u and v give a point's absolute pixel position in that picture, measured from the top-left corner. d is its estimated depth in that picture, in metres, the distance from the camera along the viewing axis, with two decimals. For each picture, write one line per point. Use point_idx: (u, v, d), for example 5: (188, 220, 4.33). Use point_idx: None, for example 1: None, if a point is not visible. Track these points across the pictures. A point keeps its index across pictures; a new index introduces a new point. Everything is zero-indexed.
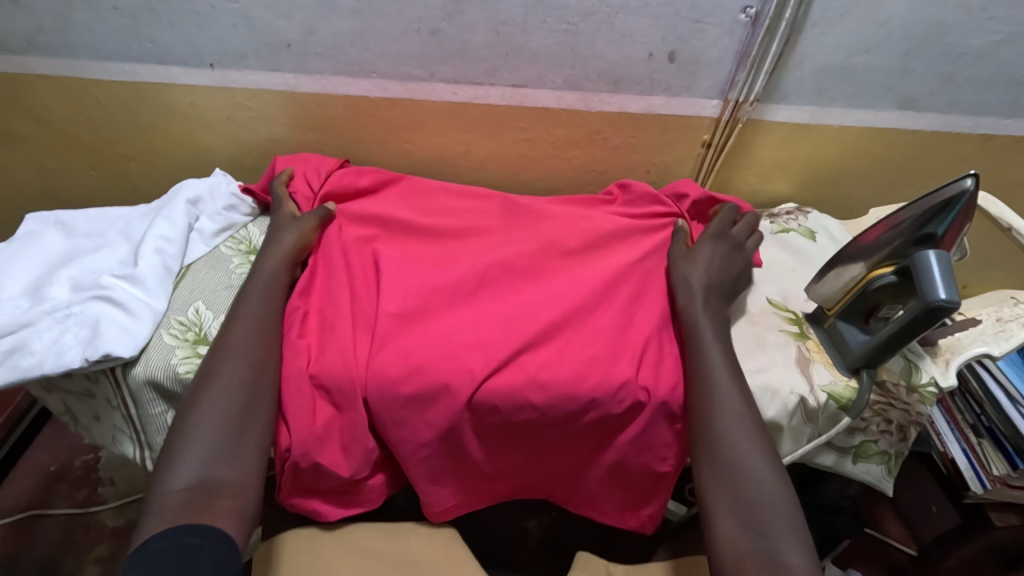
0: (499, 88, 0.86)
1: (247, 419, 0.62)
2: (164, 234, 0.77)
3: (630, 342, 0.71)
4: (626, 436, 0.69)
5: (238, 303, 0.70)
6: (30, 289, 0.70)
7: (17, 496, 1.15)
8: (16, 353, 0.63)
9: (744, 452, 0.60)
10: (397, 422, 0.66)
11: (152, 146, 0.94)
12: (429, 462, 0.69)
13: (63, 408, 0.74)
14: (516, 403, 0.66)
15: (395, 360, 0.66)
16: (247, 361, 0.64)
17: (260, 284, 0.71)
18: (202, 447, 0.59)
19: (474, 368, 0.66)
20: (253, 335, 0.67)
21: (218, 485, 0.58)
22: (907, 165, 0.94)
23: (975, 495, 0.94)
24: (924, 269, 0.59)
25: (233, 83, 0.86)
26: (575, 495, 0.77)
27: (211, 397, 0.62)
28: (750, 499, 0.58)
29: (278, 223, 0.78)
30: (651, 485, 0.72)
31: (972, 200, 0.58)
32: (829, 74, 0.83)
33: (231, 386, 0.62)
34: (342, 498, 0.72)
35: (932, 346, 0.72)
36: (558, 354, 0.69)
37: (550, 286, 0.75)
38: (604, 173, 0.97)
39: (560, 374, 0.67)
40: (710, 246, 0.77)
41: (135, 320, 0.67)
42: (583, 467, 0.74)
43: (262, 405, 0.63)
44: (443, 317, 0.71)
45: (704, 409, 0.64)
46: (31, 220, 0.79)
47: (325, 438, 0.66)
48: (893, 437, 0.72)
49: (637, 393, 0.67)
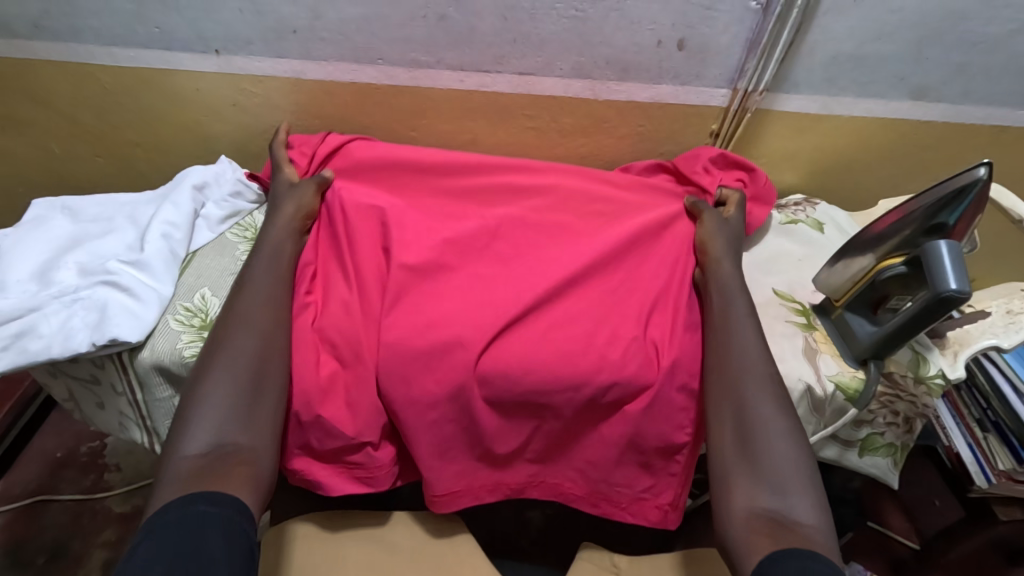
0: (506, 76, 0.85)
1: (260, 389, 0.62)
2: (170, 219, 0.77)
3: (636, 306, 0.72)
4: (633, 407, 0.68)
5: (245, 279, 0.70)
6: (38, 272, 0.70)
7: (24, 481, 1.17)
8: (25, 336, 0.64)
9: (764, 413, 0.62)
10: (404, 378, 0.65)
11: (158, 132, 0.94)
12: (436, 427, 0.67)
13: (68, 394, 0.74)
14: (524, 364, 0.66)
15: (406, 314, 0.67)
16: (260, 333, 0.65)
17: (266, 260, 0.72)
18: (216, 416, 0.60)
19: (483, 325, 0.67)
20: (264, 306, 0.67)
21: (234, 451, 0.58)
22: (918, 156, 0.93)
23: (979, 489, 0.94)
24: (935, 260, 0.58)
25: (239, 69, 0.85)
26: (587, 486, 0.75)
27: (220, 364, 0.63)
28: (762, 463, 0.59)
29: (276, 193, 0.78)
30: (667, 460, 0.71)
31: (984, 191, 0.58)
32: (840, 63, 0.82)
33: (242, 356, 0.63)
34: (347, 471, 0.69)
35: (940, 338, 0.71)
36: (568, 312, 0.71)
37: (564, 246, 0.76)
38: (610, 164, 0.97)
39: (570, 333, 0.69)
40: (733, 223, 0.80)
41: (141, 305, 0.67)
42: (592, 445, 0.72)
43: (271, 374, 0.63)
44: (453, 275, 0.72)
45: (727, 381, 0.65)
46: (38, 204, 0.80)
47: (331, 393, 0.67)
48: (899, 429, 0.72)
49: (646, 348, 0.69)
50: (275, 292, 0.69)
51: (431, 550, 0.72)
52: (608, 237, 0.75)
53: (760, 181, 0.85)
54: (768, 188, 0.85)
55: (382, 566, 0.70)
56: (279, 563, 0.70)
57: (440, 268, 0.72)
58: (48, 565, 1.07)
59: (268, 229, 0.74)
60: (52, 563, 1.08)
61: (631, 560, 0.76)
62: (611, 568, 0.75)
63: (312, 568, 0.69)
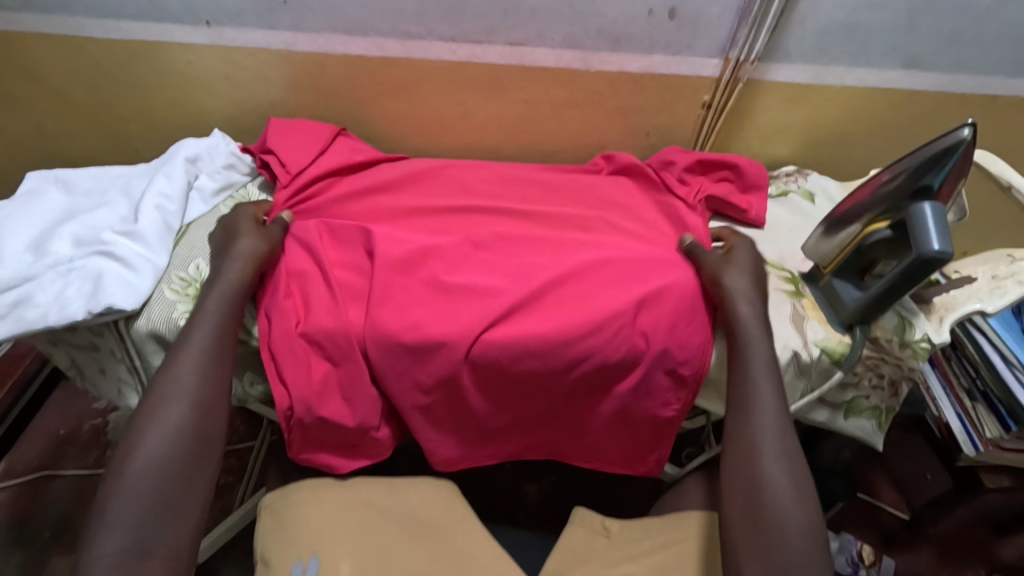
0: (497, 46, 0.85)
1: (199, 463, 0.61)
2: (164, 191, 0.77)
3: (630, 288, 0.71)
4: (623, 387, 0.70)
5: (185, 336, 0.65)
6: (34, 244, 0.71)
7: (28, 458, 1.19)
8: (22, 304, 0.65)
9: (779, 496, 0.60)
10: (400, 372, 0.68)
11: (149, 107, 0.94)
12: (431, 411, 0.72)
13: (69, 362, 0.76)
14: (515, 354, 0.68)
15: (395, 312, 0.68)
16: (192, 405, 0.63)
17: (215, 305, 0.67)
18: (134, 509, 0.57)
19: (470, 319, 0.68)
20: (200, 370, 0.64)
21: (152, 546, 0.56)
22: (912, 127, 0.93)
23: (967, 459, 0.97)
24: (919, 222, 0.59)
25: (230, 41, 0.85)
26: (580, 450, 0.79)
27: (151, 439, 0.60)
28: (771, 530, 0.59)
29: (234, 229, 0.73)
30: (656, 432, 0.74)
31: (968, 151, 0.58)
32: (831, 32, 0.82)
33: (175, 431, 0.61)
34: (353, 451, 0.75)
35: (926, 304, 0.72)
36: (552, 303, 0.71)
37: (546, 251, 0.76)
38: (602, 137, 0.97)
39: (557, 324, 0.68)
40: (741, 252, 0.73)
41: (136, 275, 0.68)
42: (586, 420, 0.75)
43: (209, 449, 0.63)
44: (430, 273, 0.71)
45: (745, 444, 0.63)
46: (32, 177, 0.80)
47: (329, 387, 0.69)
48: (884, 393, 0.73)
49: (634, 340, 0.68)
50: (219, 349, 0.66)
51: (427, 518, 0.74)
52: (598, 239, 0.78)
53: (746, 172, 0.85)
54: (763, 174, 0.85)
55: (379, 528, 0.71)
56: (280, 520, 0.72)
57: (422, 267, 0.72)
58: (53, 539, 1.10)
59: (217, 276, 0.69)
60: (57, 536, 1.11)
61: (623, 525, 0.77)
62: (603, 531, 0.77)
63: (310, 524, 0.70)
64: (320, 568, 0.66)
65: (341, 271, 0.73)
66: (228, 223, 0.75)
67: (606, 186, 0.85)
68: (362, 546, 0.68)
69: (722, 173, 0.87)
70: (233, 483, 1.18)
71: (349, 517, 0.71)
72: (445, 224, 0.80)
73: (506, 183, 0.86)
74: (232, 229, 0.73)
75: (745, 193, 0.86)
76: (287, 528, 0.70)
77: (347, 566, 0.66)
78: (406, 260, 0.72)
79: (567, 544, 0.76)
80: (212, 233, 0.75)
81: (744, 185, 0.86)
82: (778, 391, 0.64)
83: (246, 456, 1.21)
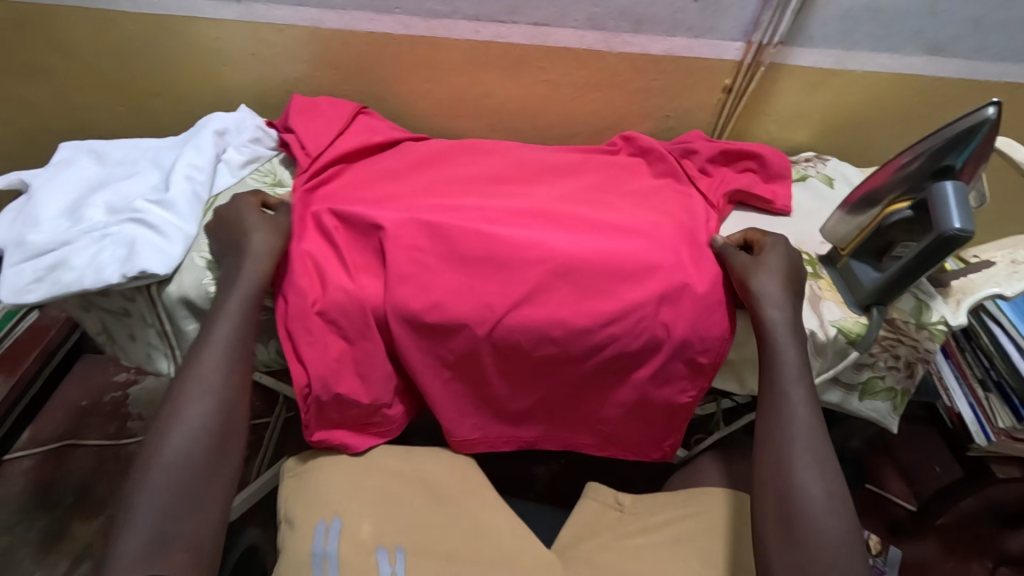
0: (521, 26, 0.86)
1: (220, 458, 0.63)
2: (194, 162, 0.79)
3: (655, 279, 0.69)
4: (640, 373, 0.71)
5: (207, 333, 0.67)
6: (69, 210, 0.73)
7: (51, 427, 1.22)
8: (59, 268, 0.67)
9: (817, 505, 0.60)
10: (424, 345, 0.71)
11: (176, 83, 0.96)
12: (451, 386, 0.74)
13: (100, 328, 0.77)
14: (536, 338, 0.69)
15: (414, 293, 0.68)
16: (217, 402, 0.64)
17: (236, 306, 0.67)
18: (158, 502, 0.59)
19: (491, 305, 0.68)
20: (224, 369, 0.65)
21: (176, 537, 0.58)
22: (934, 114, 0.93)
23: (978, 448, 0.97)
24: (940, 200, 0.60)
25: (259, 17, 0.86)
26: (596, 439, 0.80)
27: (175, 436, 0.61)
28: (804, 536, 0.59)
29: (243, 219, 0.72)
30: (670, 419, 0.75)
31: (992, 131, 0.59)
32: (855, 16, 0.82)
33: (200, 428, 0.62)
34: (362, 429, 0.75)
35: (944, 287, 0.72)
36: (569, 286, 0.70)
37: (568, 228, 0.75)
38: (622, 119, 0.97)
39: (576, 310, 0.69)
40: (773, 253, 0.71)
41: (167, 242, 0.70)
42: (602, 407, 0.76)
43: (228, 444, 0.64)
44: (446, 255, 0.70)
45: (778, 454, 0.63)
46: (65, 147, 0.82)
47: (346, 365, 0.70)
48: (900, 373, 0.73)
49: (655, 328, 0.68)
50: (243, 348, 0.67)
51: (447, 484, 0.75)
52: (624, 221, 0.75)
53: (769, 162, 0.85)
54: (786, 164, 0.85)
55: (400, 494, 0.72)
56: (303, 483, 0.74)
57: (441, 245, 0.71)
58: (76, 505, 1.13)
59: (236, 276, 0.68)
60: (78, 503, 1.14)
61: (635, 498, 0.78)
62: (615, 506, 0.78)
63: (331, 488, 0.72)
64: (342, 528, 0.69)
65: (352, 247, 0.72)
66: (225, 217, 0.73)
67: (619, 170, 0.85)
68: (383, 509, 0.71)
69: (746, 164, 0.87)
70: (249, 456, 1.21)
71: (370, 482, 0.73)
72: (453, 197, 0.77)
73: (525, 165, 0.85)
74: (240, 225, 0.71)
75: (768, 182, 0.86)
76: (310, 489, 0.72)
77: (369, 529, 0.69)
78: (416, 237, 0.71)
79: (579, 516, 0.78)
80: (216, 226, 0.73)
81: (767, 174, 0.86)
82: (808, 399, 0.65)
83: (262, 431, 1.23)
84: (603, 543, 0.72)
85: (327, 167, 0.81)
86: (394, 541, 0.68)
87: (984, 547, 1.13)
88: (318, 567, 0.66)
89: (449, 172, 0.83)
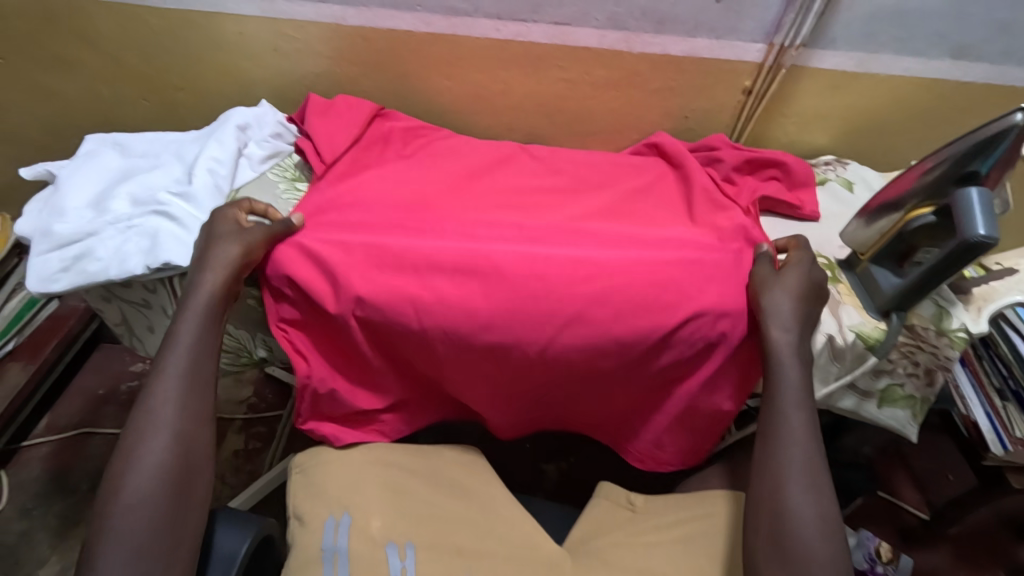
0: (542, 25, 0.86)
1: (195, 461, 0.64)
2: (216, 156, 0.80)
3: (711, 291, 0.69)
4: (693, 380, 0.72)
5: (161, 369, 0.66)
6: (94, 202, 0.74)
7: (69, 414, 1.25)
8: (85, 258, 0.68)
9: (804, 519, 0.60)
10: (472, 364, 0.72)
11: (200, 77, 0.97)
12: (487, 392, 0.76)
13: (121, 319, 0.79)
14: (590, 353, 0.70)
15: (459, 304, 0.69)
16: (174, 436, 0.63)
17: (191, 331, 0.67)
18: (126, 544, 0.58)
19: (542, 326, 0.69)
20: (192, 359, 0.67)
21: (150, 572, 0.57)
22: (956, 119, 0.92)
23: (995, 457, 0.95)
24: (964, 207, 0.59)
25: (281, 13, 0.87)
26: (637, 445, 0.80)
27: (135, 477, 0.61)
28: (795, 556, 0.59)
29: (211, 233, 0.69)
30: (709, 426, 0.75)
31: (1019, 139, 0.58)
32: (880, 18, 0.81)
33: (158, 467, 0.61)
34: (364, 424, 0.79)
35: (965, 294, 0.72)
36: (630, 301, 0.69)
37: (588, 246, 0.73)
38: (641, 120, 0.97)
39: (630, 319, 0.68)
40: (798, 270, 0.70)
41: (190, 235, 0.71)
42: (649, 415, 0.78)
43: (200, 444, 0.65)
44: (494, 272, 0.70)
45: (771, 474, 0.63)
46: (90, 140, 0.84)
47: (339, 360, 0.76)
48: (919, 381, 0.73)
49: (708, 335, 0.69)
50: (200, 372, 0.67)
51: (458, 481, 0.76)
52: (671, 231, 0.75)
53: (795, 171, 0.84)
54: (809, 172, 0.85)
55: (411, 489, 0.73)
56: (311, 479, 0.74)
57: (484, 264, 0.70)
58: (91, 491, 1.15)
59: (192, 295, 0.67)
60: (95, 490, 1.16)
61: (647, 499, 0.78)
62: (628, 506, 0.78)
63: (340, 485, 0.72)
64: (352, 523, 0.68)
65: (378, 266, 0.71)
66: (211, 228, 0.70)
67: (654, 172, 0.86)
68: (391, 503, 0.71)
69: (770, 172, 0.86)
70: (261, 448, 1.22)
71: (374, 479, 0.73)
72: (490, 209, 0.77)
73: (550, 171, 0.86)
74: (207, 234, 0.70)
75: (793, 190, 0.85)
76: (317, 484, 0.73)
77: (379, 525, 0.69)
78: (453, 256, 0.71)
79: (589, 515, 0.78)
80: (200, 239, 0.70)
81: (791, 182, 0.85)
82: (802, 415, 0.64)
83: (275, 423, 1.25)
84: (613, 543, 0.73)
85: (344, 175, 0.81)
86: (404, 536, 0.68)
87: (996, 557, 1.12)
88: (328, 562, 0.66)
89: (472, 178, 0.83)
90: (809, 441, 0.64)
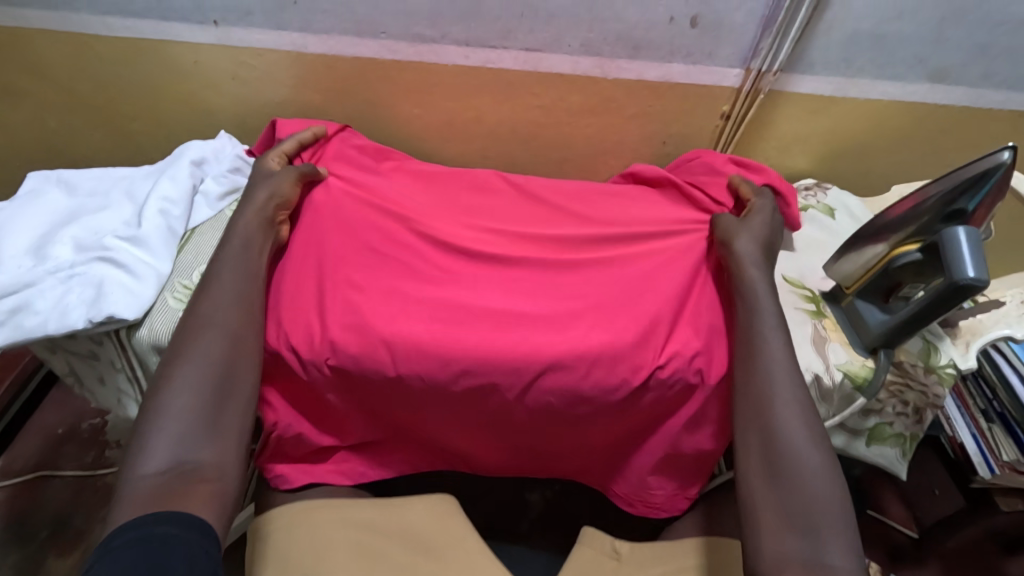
0: (512, 51, 0.82)
1: (227, 390, 0.60)
2: (168, 194, 0.75)
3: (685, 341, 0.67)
4: (675, 425, 0.69)
5: (207, 290, 0.65)
6: (34, 247, 0.69)
7: (25, 456, 1.17)
8: (22, 312, 0.63)
9: (799, 445, 0.57)
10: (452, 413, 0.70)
11: (157, 105, 0.92)
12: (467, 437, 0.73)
13: (68, 369, 0.73)
14: (568, 408, 0.67)
15: (434, 367, 0.65)
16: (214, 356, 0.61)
17: (237, 263, 0.67)
18: (168, 447, 0.56)
19: (521, 379, 0.65)
20: (241, 276, 0.66)
21: (197, 468, 0.56)
22: (935, 140, 0.91)
23: (982, 480, 0.93)
24: (952, 247, 0.57)
25: (239, 41, 0.83)
26: (623, 487, 0.76)
27: (186, 373, 0.60)
28: (796, 476, 0.56)
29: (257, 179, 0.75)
30: (699, 465, 0.73)
31: (1006, 176, 0.56)
32: (858, 42, 0.80)
33: (200, 384, 0.59)
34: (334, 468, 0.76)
35: (953, 328, 0.70)
36: (607, 350, 0.65)
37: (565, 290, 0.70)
38: (618, 145, 0.94)
39: (607, 367, 0.65)
40: (760, 214, 0.73)
41: (138, 282, 0.66)
42: (632, 463, 0.74)
43: (241, 374, 0.62)
44: (463, 331, 0.66)
45: (755, 393, 0.60)
46: (33, 177, 0.79)
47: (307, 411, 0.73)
48: (908, 419, 0.71)
49: (686, 381, 0.66)
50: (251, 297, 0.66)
51: (429, 537, 0.72)
52: (649, 271, 0.72)
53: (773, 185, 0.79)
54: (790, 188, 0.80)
55: (380, 552, 0.69)
56: (268, 549, 0.69)
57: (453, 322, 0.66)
58: (50, 539, 1.08)
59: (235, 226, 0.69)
60: (53, 537, 1.09)
61: (632, 547, 0.74)
62: (612, 553, 0.74)
63: (304, 552, 0.68)
64: None
65: (337, 324, 0.66)
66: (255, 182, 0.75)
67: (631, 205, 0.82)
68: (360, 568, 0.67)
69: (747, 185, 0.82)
70: None
71: (338, 543, 0.69)
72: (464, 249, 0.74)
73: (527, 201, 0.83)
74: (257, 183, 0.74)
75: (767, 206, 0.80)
76: (279, 552, 0.68)
77: None
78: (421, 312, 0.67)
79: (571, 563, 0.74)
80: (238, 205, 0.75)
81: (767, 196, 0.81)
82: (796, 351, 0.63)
83: None
84: None
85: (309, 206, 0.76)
86: None
87: None
88: None
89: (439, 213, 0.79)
90: (792, 376, 0.61)
